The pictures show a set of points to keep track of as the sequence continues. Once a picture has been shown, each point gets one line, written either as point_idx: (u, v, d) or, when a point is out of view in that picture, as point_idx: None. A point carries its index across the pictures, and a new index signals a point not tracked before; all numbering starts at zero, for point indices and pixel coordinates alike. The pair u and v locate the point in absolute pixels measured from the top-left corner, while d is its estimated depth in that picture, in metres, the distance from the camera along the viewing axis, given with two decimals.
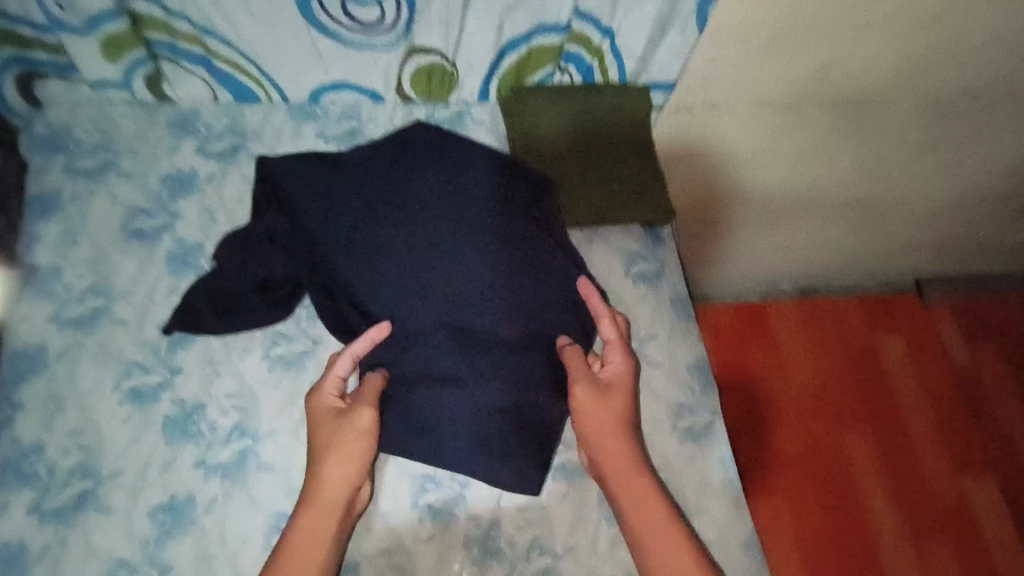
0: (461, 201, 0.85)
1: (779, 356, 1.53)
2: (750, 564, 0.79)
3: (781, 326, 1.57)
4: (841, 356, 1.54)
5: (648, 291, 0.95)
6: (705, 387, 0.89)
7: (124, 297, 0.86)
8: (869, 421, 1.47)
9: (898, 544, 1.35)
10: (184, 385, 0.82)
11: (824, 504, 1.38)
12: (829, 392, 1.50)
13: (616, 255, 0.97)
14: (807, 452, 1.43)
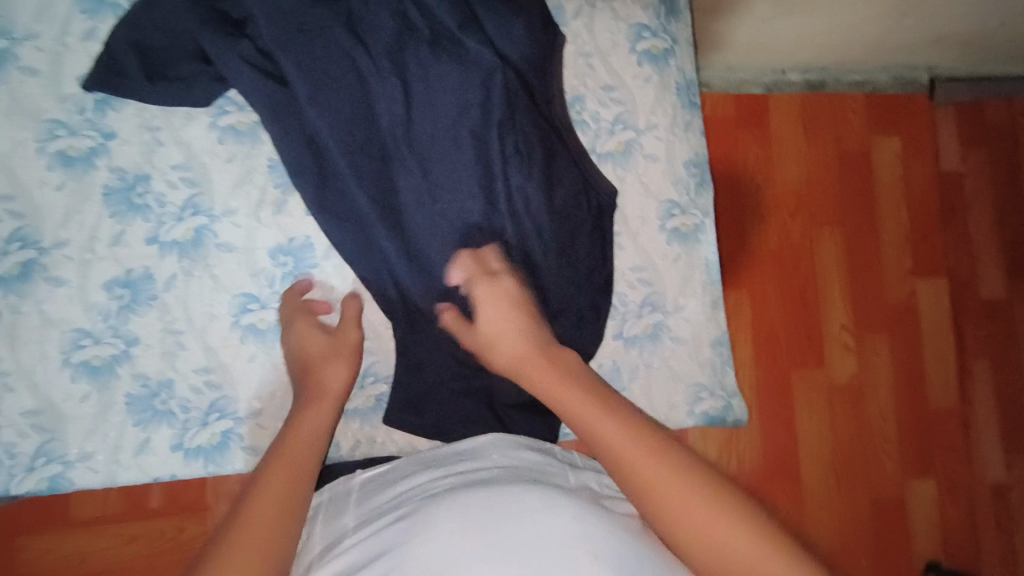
0: (472, 78, 0.72)
1: (768, 146, 1.32)
2: (717, 361, 0.81)
3: (778, 112, 1.33)
4: (833, 151, 1.34)
5: (653, 73, 0.83)
6: (700, 188, 0.83)
7: (31, 40, 0.71)
8: (846, 224, 1.33)
9: (845, 345, 1.28)
10: (123, 152, 0.72)
11: (784, 303, 1.28)
12: (812, 189, 1.32)
13: (621, 27, 0.83)
14: (777, 251, 1.30)
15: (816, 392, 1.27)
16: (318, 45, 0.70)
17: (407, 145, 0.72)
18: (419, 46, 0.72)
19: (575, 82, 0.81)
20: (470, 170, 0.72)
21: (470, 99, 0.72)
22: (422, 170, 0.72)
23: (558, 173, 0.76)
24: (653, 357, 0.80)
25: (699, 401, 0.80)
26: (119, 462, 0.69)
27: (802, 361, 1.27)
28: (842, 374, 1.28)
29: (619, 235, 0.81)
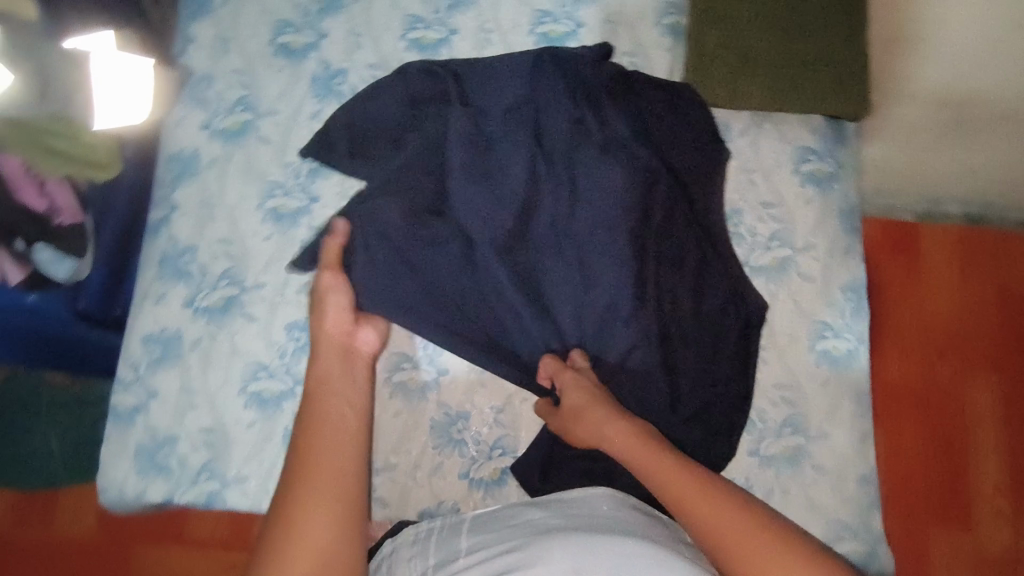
0: (634, 179, 0.78)
1: (918, 279, 1.24)
2: (863, 499, 0.75)
3: (932, 244, 1.25)
4: (995, 292, 1.23)
5: (815, 195, 0.84)
6: (857, 314, 0.80)
7: (270, 116, 0.84)
8: (1006, 373, 1.20)
9: (997, 509, 1.14)
10: (323, 214, 0.82)
11: (925, 451, 1.17)
12: (966, 330, 1.21)
13: (787, 148, 0.85)
14: (920, 393, 1.19)
15: (958, 556, 1.12)
16: (510, 150, 0.79)
17: (568, 239, 0.78)
18: (592, 151, 0.79)
19: (735, 195, 0.84)
20: (627, 270, 0.75)
21: (630, 201, 0.78)
22: (577, 264, 0.77)
23: (708, 284, 0.79)
24: (792, 482, 0.76)
25: (839, 540, 0.74)
26: (266, 490, 0.75)
27: (944, 519, 1.14)
28: (992, 541, 1.13)
29: (765, 349, 0.79)
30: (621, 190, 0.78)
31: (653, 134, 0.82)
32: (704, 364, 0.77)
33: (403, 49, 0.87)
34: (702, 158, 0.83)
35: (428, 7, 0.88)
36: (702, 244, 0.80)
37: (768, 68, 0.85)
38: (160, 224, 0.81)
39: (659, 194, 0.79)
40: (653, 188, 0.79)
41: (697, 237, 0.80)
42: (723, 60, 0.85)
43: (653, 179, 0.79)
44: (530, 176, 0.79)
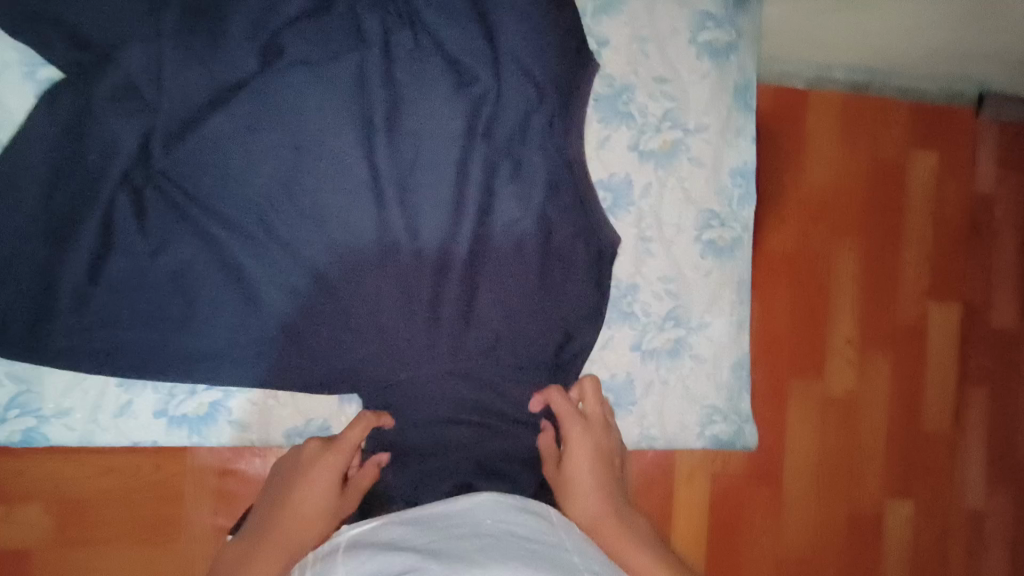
0: (460, 100, 0.69)
1: (798, 145, 1.15)
2: (735, 384, 0.77)
3: (817, 108, 1.14)
4: (868, 156, 1.16)
5: (711, 69, 0.76)
6: (744, 200, 0.77)
7: None
8: (870, 237, 1.17)
9: (846, 360, 1.15)
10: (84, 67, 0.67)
11: (792, 314, 1.15)
12: (841, 198, 1.15)
13: (685, 13, 0.76)
14: (791, 260, 1.16)
15: (809, 404, 1.15)
16: (337, 44, 0.66)
17: (409, 151, 0.69)
18: (429, 53, 0.69)
19: (627, 69, 0.75)
20: (473, 181, 0.70)
21: (471, 111, 0.70)
22: (417, 177, 0.69)
23: (557, 216, 0.72)
24: (670, 373, 0.76)
25: (711, 424, 0.76)
26: (96, 422, 0.66)
27: (799, 368, 1.15)
28: (839, 389, 1.15)
29: (652, 240, 0.75)
30: (466, 97, 0.69)
31: (506, 11, 0.69)
32: (571, 282, 0.72)
33: None
34: (568, 64, 0.72)
35: None
36: (561, 153, 0.72)
37: None
38: None
39: (512, 93, 0.70)
40: (504, 87, 0.70)
41: (556, 147, 0.72)
42: None
43: (501, 82, 0.70)
44: (362, 88, 0.67)
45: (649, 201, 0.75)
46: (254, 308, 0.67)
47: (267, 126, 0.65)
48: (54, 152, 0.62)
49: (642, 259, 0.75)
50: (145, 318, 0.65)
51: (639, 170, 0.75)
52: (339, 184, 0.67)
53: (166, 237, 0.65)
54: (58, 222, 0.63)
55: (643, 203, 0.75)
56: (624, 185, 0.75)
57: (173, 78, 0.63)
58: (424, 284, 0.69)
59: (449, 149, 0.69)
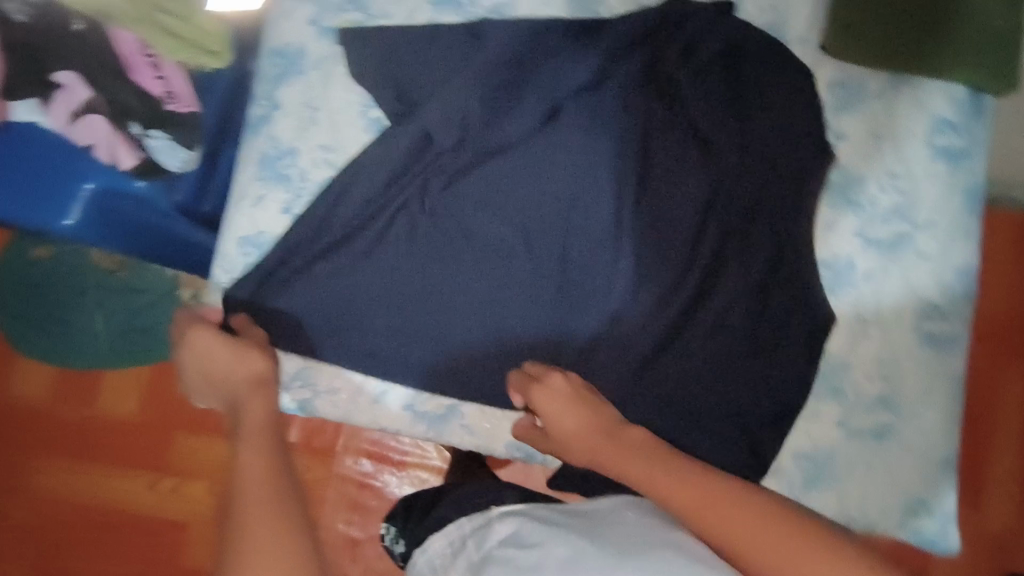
0: (702, 174, 0.76)
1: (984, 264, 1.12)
2: (941, 480, 0.76)
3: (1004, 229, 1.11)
4: None
5: (944, 171, 0.80)
6: (965, 298, 0.78)
7: (383, 19, 0.78)
8: None
9: (1009, 494, 1.09)
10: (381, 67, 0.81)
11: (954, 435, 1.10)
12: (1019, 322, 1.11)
13: (922, 117, 0.81)
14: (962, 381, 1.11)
15: (964, 534, 1.08)
16: (608, 116, 0.76)
17: (654, 213, 0.76)
18: (681, 129, 0.77)
19: (861, 162, 0.80)
20: (708, 246, 0.76)
21: (713, 184, 0.77)
22: (657, 238, 0.75)
23: (777, 291, 0.76)
24: (876, 456, 0.76)
25: (913, 516, 0.76)
26: (357, 402, 0.76)
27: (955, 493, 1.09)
28: (994, 523, 1.08)
29: (870, 323, 0.78)
30: (711, 173, 0.77)
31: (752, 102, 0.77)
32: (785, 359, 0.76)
33: None
34: (802, 153, 0.78)
35: None
36: (794, 234, 0.77)
37: (917, 29, 0.79)
38: (260, 122, 0.77)
39: (751, 173, 0.77)
40: (745, 167, 0.77)
41: (789, 229, 0.77)
42: (871, 14, 0.79)
43: (750, 163, 0.77)
44: (616, 153, 0.75)
45: (870, 285, 0.78)
46: (491, 339, 0.74)
47: (541, 177, 0.74)
48: (369, 177, 0.74)
49: (858, 339, 0.77)
50: (405, 331, 0.73)
51: (863, 255, 0.79)
52: (591, 236, 0.75)
53: (437, 264, 0.73)
54: (350, 229, 0.73)
55: (864, 286, 0.78)
56: (847, 267, 0.78)
57: (477, 130, 0.73)
58: (649, 338, 0.75)
59: (691, 216, 0.76)
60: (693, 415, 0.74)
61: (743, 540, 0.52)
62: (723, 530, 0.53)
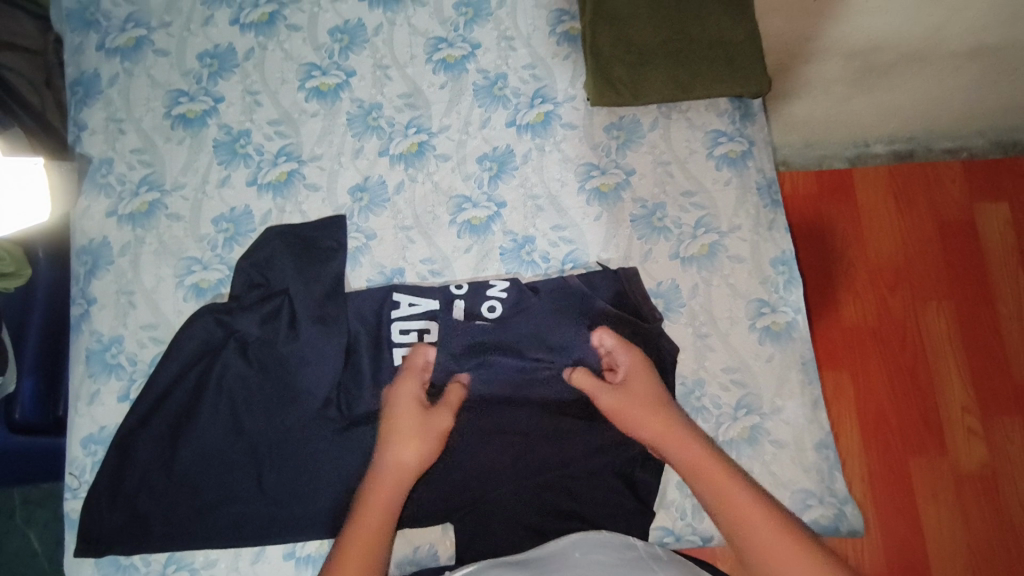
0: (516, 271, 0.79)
1: (860, 220, 1.46)
2: (823, 465, 0.77)
3: (865, 187, 1.48)
4: (932, 227, 1.45)
5: (732, 176, 0.85)
6: (790, 284, 0.82)
7: (178, 190, 0.82)
8: (956, 300, 1.41)
9: (968, 428, 1.32)
10: (172, 229, 0.81)
11: (889, 382, 1.36)
12: (912, 265, 1.44)
13: (697, 134, 0.87)
14: (877, 328, 1.41)
15: (941, 478, 1.30)
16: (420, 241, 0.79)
17: (499, 346, 0.77)
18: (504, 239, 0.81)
19: (656, 190, 0.84)
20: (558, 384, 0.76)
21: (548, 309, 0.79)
22: (512, 370, 0.76)
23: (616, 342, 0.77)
24: (754, 462, 0.77)
25: (807, 509, 0.76)
26: (238, 569, 0.74)
27: (921, 446, 1.32)
28: (969, 462, 1.30)
29: (709, 336, 0.80)
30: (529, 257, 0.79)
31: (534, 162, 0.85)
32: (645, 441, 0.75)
33: (303, 99, 0.86)
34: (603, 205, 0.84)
35: (320, 54, 0.87)
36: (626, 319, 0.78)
37: (665, 60, 0.86)
38: (80, 320, 0.79)
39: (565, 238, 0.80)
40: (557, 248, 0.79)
41: (620, 318, 0.78)
42: (620, 58, 0.86)
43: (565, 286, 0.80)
44: None
45: (699, 300, 0.81)
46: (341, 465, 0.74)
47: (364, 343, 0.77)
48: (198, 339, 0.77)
49: (704, 353, 0.80)
50: (278, 467, 0.75)
51: (684, 275, 0.82)
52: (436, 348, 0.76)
53: (285, 411, 0.75)
54: (197, 392, 0.76)
55: (693, 302, 0.81)
56: (671, 290, 0.81)
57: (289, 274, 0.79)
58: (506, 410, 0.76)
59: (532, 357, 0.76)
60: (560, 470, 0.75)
61: (735, 510, 0.60)
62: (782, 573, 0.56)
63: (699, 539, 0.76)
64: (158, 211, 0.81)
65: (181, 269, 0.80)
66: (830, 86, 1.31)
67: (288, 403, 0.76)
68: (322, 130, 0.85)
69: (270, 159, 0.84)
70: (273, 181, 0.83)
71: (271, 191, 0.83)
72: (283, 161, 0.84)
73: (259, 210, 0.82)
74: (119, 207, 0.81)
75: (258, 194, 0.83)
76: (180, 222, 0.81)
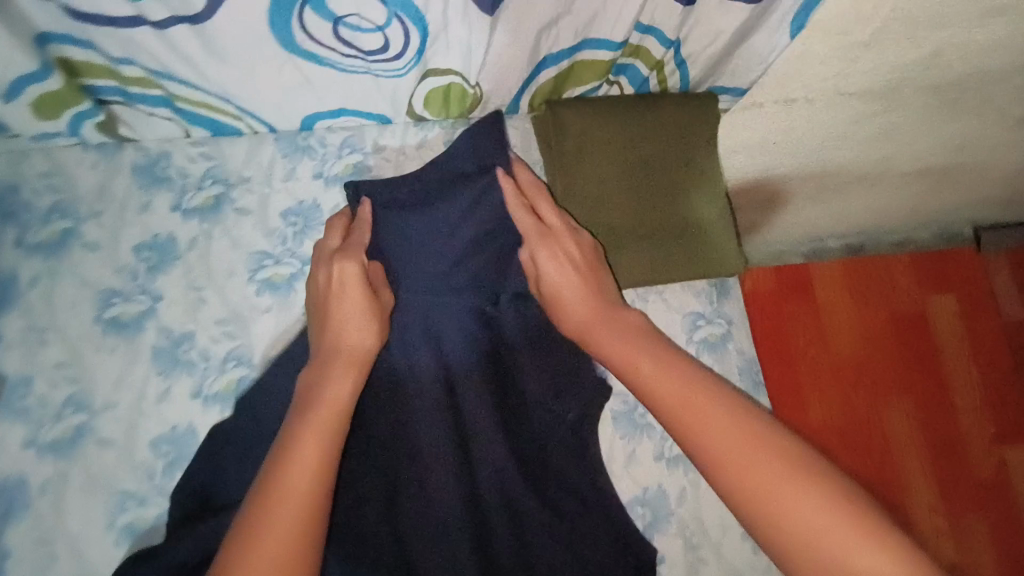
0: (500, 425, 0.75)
1: (821, 319, 1.51)
2: None
3: (824, 284, 1.52)
4: (887, 322, 1.53)
5: (713, 363, 0.83)
6: None
7: (109, 410, 0.73)
8: (915, 393, 1.50)
9: (938, 526, 1.43)
10: (102, 458, 0.72)
11: (865, 484, 1.42)
12: (873, 362, 1.50)
13: (677, 317, 0.84)
14: (847, 430, 1.46)
15: None
16: (390, 424, 0.74)
17: (479, 524, 0.73)
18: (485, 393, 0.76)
19: None
20: (507, 498, 0.74)
21: (501, 402, 0.76)
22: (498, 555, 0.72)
23: (597, 533, 0.75)
24: None
25: None
26: None
27: (902, 546, 1.40)
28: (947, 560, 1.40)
29: (701, 546, 0.80)
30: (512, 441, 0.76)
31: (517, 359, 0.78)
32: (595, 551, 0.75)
33: (253, 293, 0.79)
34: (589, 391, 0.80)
35: (272, 240, 0.80)
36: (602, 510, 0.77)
37: (640, 242, 0.83)
38: None
39: (548, 430, 0.78)
40: (542, 431, 0.77)
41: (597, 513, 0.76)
42: (595, 241, 0.83)
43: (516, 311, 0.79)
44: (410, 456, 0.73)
45: (688, 507, 0.81)
46: None
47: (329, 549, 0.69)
48: None
49: (696, 568, 0.79)
50: None
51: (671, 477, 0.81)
52: (418, 532, 0.72)
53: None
54: None
55: (682, 511, 0.80)
56: (657, 498, 0.80)
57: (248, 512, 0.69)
58: None
59: (490, 423, 0.75)
60: None
61: (749, 490, 0.52)
62: (738, 467, 0.53)
63: None
64: (86, 437, 0.72)
65: (117, 505, 0.71)
66: (787, 203, 1.30)
67: None
68: (277, 327, 0.78)
69: (218, 364, 0.76)
70: (221, 391, 0.75)
71: (219, 403, 0.75)
72: (232, 366, 0.76)
73: (204, 426, 0.74)
74: (40, 434, 0.72)
75: (203, 407, 0.75)
76: (112, 449, 0.73)
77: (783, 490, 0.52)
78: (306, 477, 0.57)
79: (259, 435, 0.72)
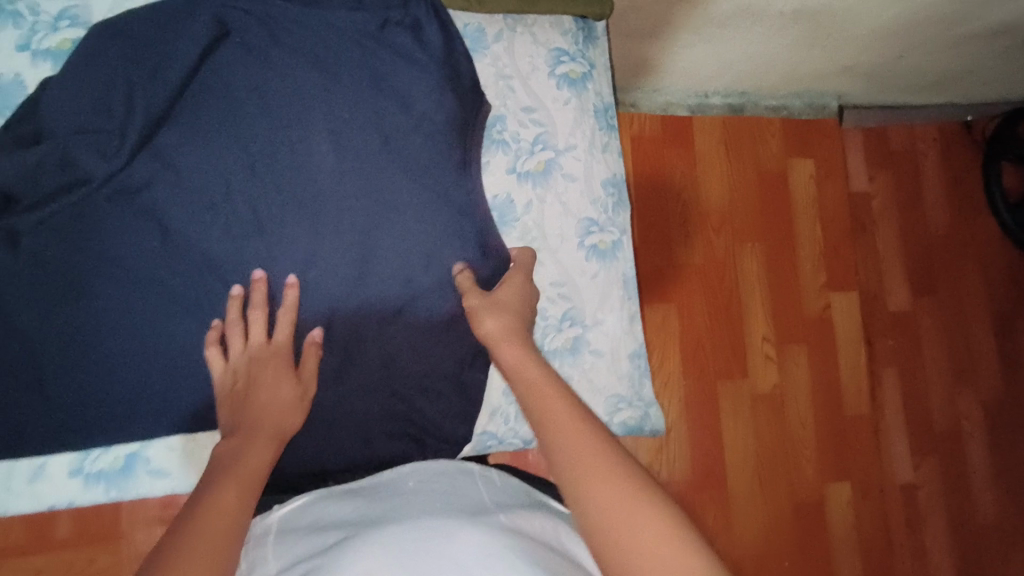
0: (370, 128, 0.78)
1: (693, 165, 1.49)
2: (634, 372, 0.86)
3: (702, 135, 1.50)
4: (753, 174, 1.52)
5: (571, 96, 0.86)
6: (618, 206, 0.87)
7: None
8: (765, 243, 1.52)
9: (765, 355, 1.48)
10: None
11: (710, 317, 1.46)
12: (736, 212, 1.50)
13: (539, 51, 0.86)
14: (699, 269, 1.47)
15: (740, 401, 1.45)
16: (246, 112, 0.76)
17: (328, 226, 0.77)
18: (346, 91, 0.78)
19: (496, 103, 0.85)
20: (361, 204, 0.78)
21: (364, 109, 0.78)
22: (350, 256, 0.77)
23: (449, 240, 0.80)
24: (574, 370, 0.84)
25: (617, 412, 0.85)
26: (12, 488, 0.73)
27: (728, 371, 1.45)
28: (766, 385, 1.47)
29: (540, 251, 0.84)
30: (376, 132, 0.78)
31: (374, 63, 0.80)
32: (450, 243, 0.79)
33: None
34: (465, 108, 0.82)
35: None
36: (462, 218, 0.80)
37: None
38: None
39: (417, 143, 0.80)
40: (411, 135, 0.79)
41: (459, 216, 0.80)
42: None
43: (408, 15, 0.81)
44: (240, 141, 0.75)
45: (532, 216, 0.84)
46: (150, 359, 0.73)
47: (187, 202, 0.74)
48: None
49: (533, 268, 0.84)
50: (67, 371, 0.71)
51: (520, 190, 0.84)
52: (275, 214, 0.76)
53: (70, 312, 0.72)
54: None
55: (527, 219, 0.84)
56: (506, 206, 0.84)
57: (82, 162, 0.72)
58: (331, 309, 0.77)
59: (358, 127, 0.78)
60: (385, 371, 0.78)
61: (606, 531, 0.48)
62: (584, 475, 0.51)
63: (520, 441, 0.85)
64: None
65: None
66: (671, 29, 1.18)
67: (66, 295, 0.72)
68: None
69: (50, 22, 0.76)
70: (54, 49, 0.76)
71: (49, 59, 0.76)
72: (66, 26, 0.76)
73: (32, 80, 0.76)
74: None
75: (33, 62, 0.76)
76: None
77: (622, 505, 0.48)
78: (221, 514, 0.52)
79: (95, 95, 0.73)
